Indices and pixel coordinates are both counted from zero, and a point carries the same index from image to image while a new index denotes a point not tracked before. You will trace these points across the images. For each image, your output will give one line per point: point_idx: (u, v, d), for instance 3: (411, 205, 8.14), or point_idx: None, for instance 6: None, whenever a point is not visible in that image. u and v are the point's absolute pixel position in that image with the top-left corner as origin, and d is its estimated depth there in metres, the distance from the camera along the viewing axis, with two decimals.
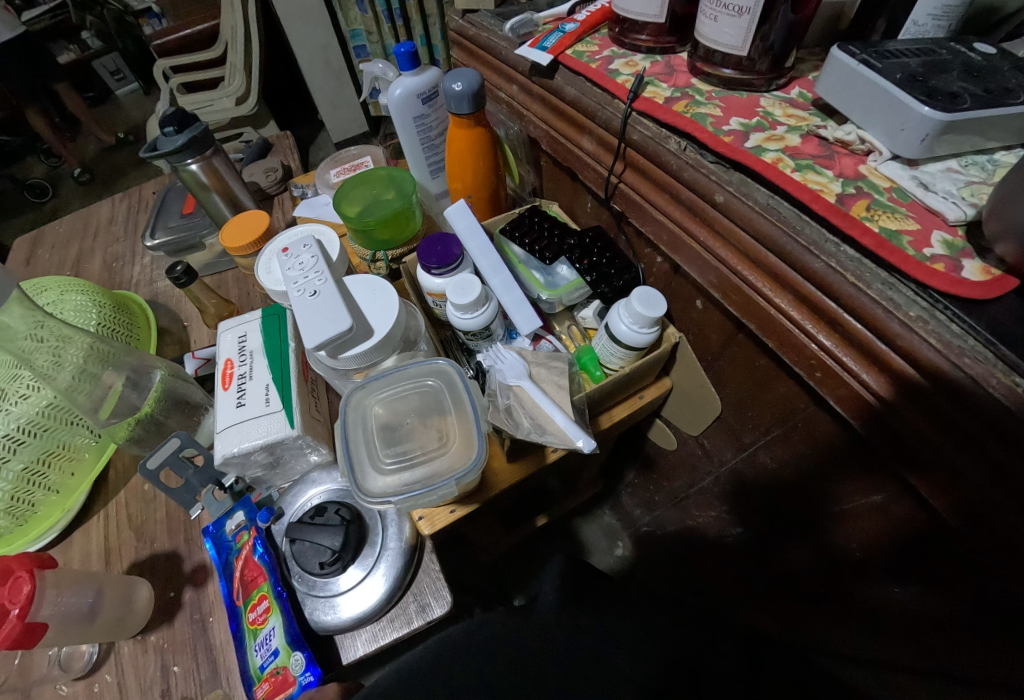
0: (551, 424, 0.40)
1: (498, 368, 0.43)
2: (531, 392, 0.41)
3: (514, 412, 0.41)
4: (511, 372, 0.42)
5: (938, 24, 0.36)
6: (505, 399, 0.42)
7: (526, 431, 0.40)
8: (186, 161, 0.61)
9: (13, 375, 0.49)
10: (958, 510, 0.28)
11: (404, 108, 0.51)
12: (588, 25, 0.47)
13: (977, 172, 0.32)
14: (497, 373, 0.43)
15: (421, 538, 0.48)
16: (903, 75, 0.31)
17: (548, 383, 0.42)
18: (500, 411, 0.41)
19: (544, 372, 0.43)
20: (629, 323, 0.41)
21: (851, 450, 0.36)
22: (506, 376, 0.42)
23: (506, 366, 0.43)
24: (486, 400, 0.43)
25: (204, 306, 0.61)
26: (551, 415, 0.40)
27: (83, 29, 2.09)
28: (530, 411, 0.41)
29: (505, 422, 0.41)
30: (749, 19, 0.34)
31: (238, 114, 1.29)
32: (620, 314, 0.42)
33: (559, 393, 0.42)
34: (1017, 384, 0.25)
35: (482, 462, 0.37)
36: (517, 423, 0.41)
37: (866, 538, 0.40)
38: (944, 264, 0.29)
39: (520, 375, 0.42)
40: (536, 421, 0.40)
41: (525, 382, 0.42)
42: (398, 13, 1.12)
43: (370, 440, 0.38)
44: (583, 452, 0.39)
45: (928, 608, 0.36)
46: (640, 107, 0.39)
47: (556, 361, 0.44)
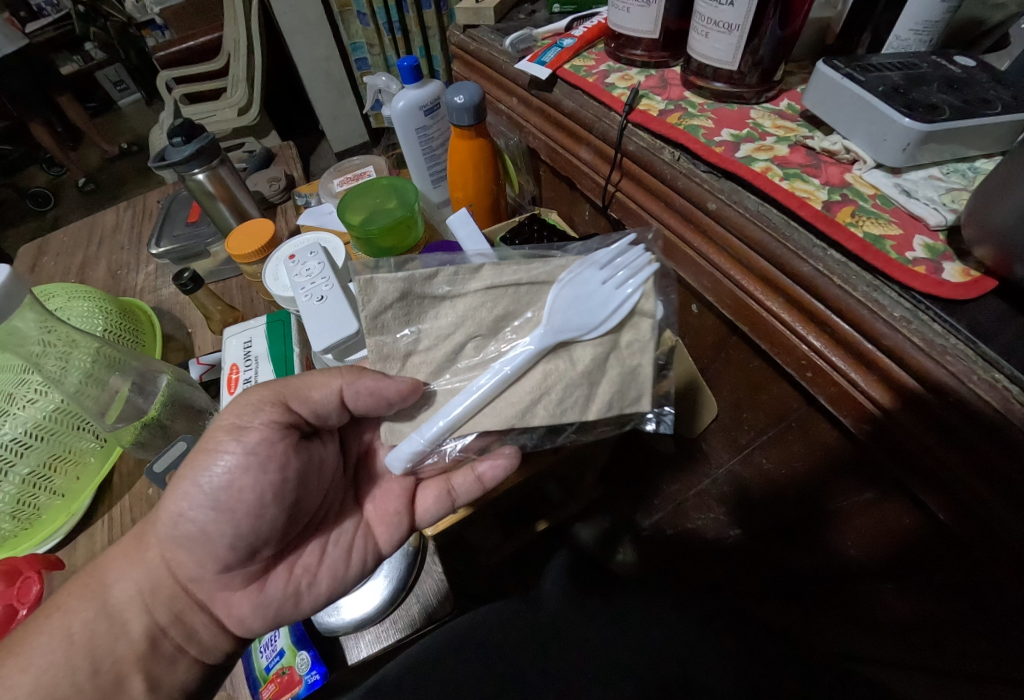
0: (408, 429, 0.37)
1: (574, 274, 0.37)
2: (512, 357, 0.35)
3: (452, 335, 0.37)
4: (565, 300, 0.36)
5: (920, 38, 0.38)
6: (473, 322, 0.37)
7: (405, 345, 0.37)
8: (193, 171, 0.62)
9: (19, 379, 0.49)
10: (952, 509, 0.29)
11: (406, 120, 0.53)
12: (585, 41, 0.49)
13: (958, 180, 0.34)
14: (574, 276, 0.37)
15: (424, 540, 0.52)
16: (885, 87, 0.33)
17: (522, 386, 0.36)
18: (455, 309, 0.37)
19: (626, 351, 0.37)
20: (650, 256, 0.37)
21: (845, 452, 0.37)
22: (550, 298, 0.36)
23: (585, 288, 0.36)
24: (476, 284, 0.37)
25: (210, 312, 0.62)
26: (438, 430, 0.35)
27: (87, 41, 2.12)
28: (440, 365, 0.37)
29: (382, 313, 0.36)
30: (738, 36, 0.36)
31: (240, 124, 1.31)
32: (629, 252, 0.37)
33: (582, 392, 0.36)
34: (997, 380, 0.26)
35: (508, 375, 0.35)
36: (419, 335, 0.37)
37: (862, 537, 0.40)
38: (925, 266, 0.30)
39: (552, 329, 0.36)
40: (431, 374, 0.37)
41: (526, 360, 0.35)
42: (398, 26, 1.14)
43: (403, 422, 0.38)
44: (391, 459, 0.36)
45: (924, 607, 0.37)
46: (635, 119, 0.41)
47: (642, 350, 0.37)
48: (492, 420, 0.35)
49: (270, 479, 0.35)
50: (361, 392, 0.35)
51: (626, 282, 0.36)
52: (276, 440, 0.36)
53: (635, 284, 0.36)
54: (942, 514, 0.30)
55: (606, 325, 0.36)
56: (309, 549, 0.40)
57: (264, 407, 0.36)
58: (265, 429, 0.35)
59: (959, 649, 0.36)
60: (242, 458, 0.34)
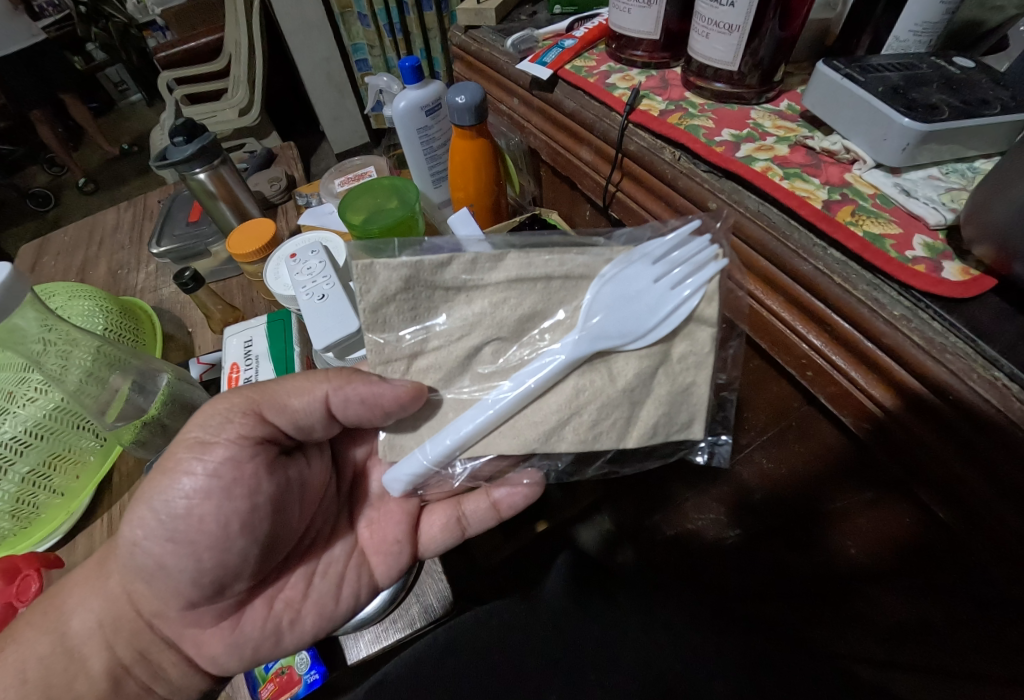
0: (413, 447, 0.35)
1: (619, 271, 0.33)
2: (540, 371, 0.32)
3: (466, 337, 0.34)
4: (607, 300, 0.32)
5: (919, 39, 0.38)
6: (490, 324, 0.34)
7: (410, 346, 0.34)
8: (194, 170, 0.62)
9: (20, 378, 0.49)
10: (954, 510, 0.29)
11: (408, 120, 0.53)
12: (586, 41, 0.49)
13: (957, 180, 0.34)
14: (619, 271, 0.33)
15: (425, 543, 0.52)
16: (885, 88, 0.34)
17: (548, 405, 0.33)
18: (470, 307, 0.34)
19: (677, 366, 0.34)
20: (713, 252, 0.32)
21: (847, 454, 0.37)
22: (588, 296, 0.33)
23: (633, 287, 0.32)
24: (498, 276, 0.33)
25: (210, 311, 0.63)
26: (448, 452, 0.32)
27: (89, 41, 2.13)
28: (451, 372, 0.34)
29: (384, 306, 0.33)
30: (739, 37, 0.37)
31: (241, 125, 1.31)
32: (686, 246, 0.33)
33: (624, 414, 0.34)
34: (997, 378, 0.27)
35: (527, 389, 0.32)
36: (428, 335, 0.34)
37: (862, 537, 0.39)
38: (924, 265, 0.30)
39: (589, 337, 0.32)
40: (440, 380, 0.34)
41: (555, 375, 0.32)
42: (398, 27, 1.15)
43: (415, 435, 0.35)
44: (392, 486, 0.34)
45: (921, 610, 0.36)
46: (636, 119, 0.41)
47: (697, 367, 0.34)
48: (512, 443, 0.33)
49: (236, 506, 0.33)
50: (353, 401, 0.33)
51: (683, 285, 0.32)
52: (243, 459, 0.34)
53: (693, 286, 0.32)
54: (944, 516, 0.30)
55: (656, 332, 0.33)
56: (293, 581, 0.40)
57: (232, 422, 0.34)
58: (232, 446, 0.33)
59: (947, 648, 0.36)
60: (205, 483, 0.33)
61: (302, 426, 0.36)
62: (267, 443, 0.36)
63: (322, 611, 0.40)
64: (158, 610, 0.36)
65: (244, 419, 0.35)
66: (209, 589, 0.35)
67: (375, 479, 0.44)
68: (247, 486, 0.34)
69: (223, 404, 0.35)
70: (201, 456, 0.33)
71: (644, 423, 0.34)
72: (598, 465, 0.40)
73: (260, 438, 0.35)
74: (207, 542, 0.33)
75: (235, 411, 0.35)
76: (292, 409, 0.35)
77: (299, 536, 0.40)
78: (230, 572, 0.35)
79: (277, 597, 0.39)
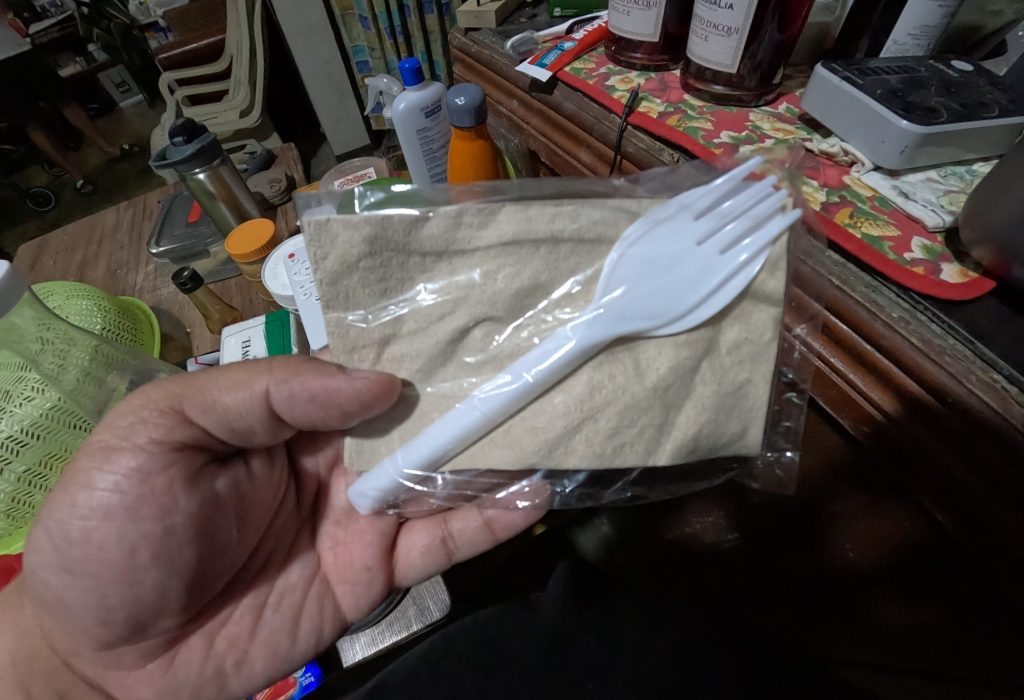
0: (384, 456, 0.32)
1: (646, 230, 0.29)
2: (545, 362, 0.29)
3: (451, 317, 0.31)
4: (628, 269, 0.29)
5: (917, 43, 0.39)
6: (480, 302, 0.31)
7: (382, 330, 0.31)
8: (194, 170, 0.62)
9: (17, 376, 0.47)
10: (956, 516, 0.29)
11: (407, 121, 0.53)
12: (585, 44, 0.50)
13: (956, 182, 0.34)
14: (644, 231, 0.29)
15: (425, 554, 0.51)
16: (883, 90, 0.34)
17: (552, 407, 0.30)
18: (455, 277, 0.31)
19: (728, 358, 0.31)
20: (779, 207, 0.29)
21: (849, 461, 0.37)
22: (606, 264, 0.30)
23: (670, 251, 0.29)
24: (490, 236, 0.30)
25: (209, 311, 0.62)
26: (429, 461, 0.30)
27: (91, 43, 2.14)
28: (432, 362, 0.32)
29: (346, 277, 0.30)
30: (738, 39, 0.37)
31: (242, 126, 1.32)
32: (741, 200, 0.29)
33: (660, 415, 0.31)
34: (995, 380, 0.27)
35: (527, 386, 0.29)
36: (404, 313, 0.31)
37: (862, 538, 0.37)
38: (923, 267, 0.31)
39: (610, 316, 0.29)
40: (418, 373, 0.32)
41: (564, 364, 0.29)
42: (399, 30, 1.15)
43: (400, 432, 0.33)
44: (356, 501, 0.33)
45: (917, 619, 0.35)
46: (635, 121, 0.41)
47: (753, 361, 0.31)
48: (508, 456, 0.31)
49: (144, 529, 0.31)
50: (300, 397, 0.32)
51: (740, 247, 0.29)
52: (154, 472, 0.32)
53: (752, 249, 0.28)
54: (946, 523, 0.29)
55: (710, 303, 0.29)
56: (236, 615, 0.38)
57: (143, 424, 0.32)
58: (139, 451, 0.31)
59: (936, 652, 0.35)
60: (107, 500, 0.31)
61: (239, 430, 0.35)
62: (190, 450, 0.34)
63: (285, 634, 0.39)
64: (72, 650, 0.35)
65: (160, 422, 0.32)
66: (128, 627, 0.33)
67: (337, 492, 0.43)
68: (160, 504, 0.31)
69: (138, 402, 0.33)
70: (106, 468, 0.31)
71: (686, 426, 0.31)
72: (619, 489, 0.37)
73: (178, 443, 0.33)
74: (111, 573, 0.31)
75: (152, 412, 0.32)
76: (222, 407, 0.33)
77: (248, 555, 0.39)
78: (151, 610, 0.33)
79: (218, 634, 0.37)
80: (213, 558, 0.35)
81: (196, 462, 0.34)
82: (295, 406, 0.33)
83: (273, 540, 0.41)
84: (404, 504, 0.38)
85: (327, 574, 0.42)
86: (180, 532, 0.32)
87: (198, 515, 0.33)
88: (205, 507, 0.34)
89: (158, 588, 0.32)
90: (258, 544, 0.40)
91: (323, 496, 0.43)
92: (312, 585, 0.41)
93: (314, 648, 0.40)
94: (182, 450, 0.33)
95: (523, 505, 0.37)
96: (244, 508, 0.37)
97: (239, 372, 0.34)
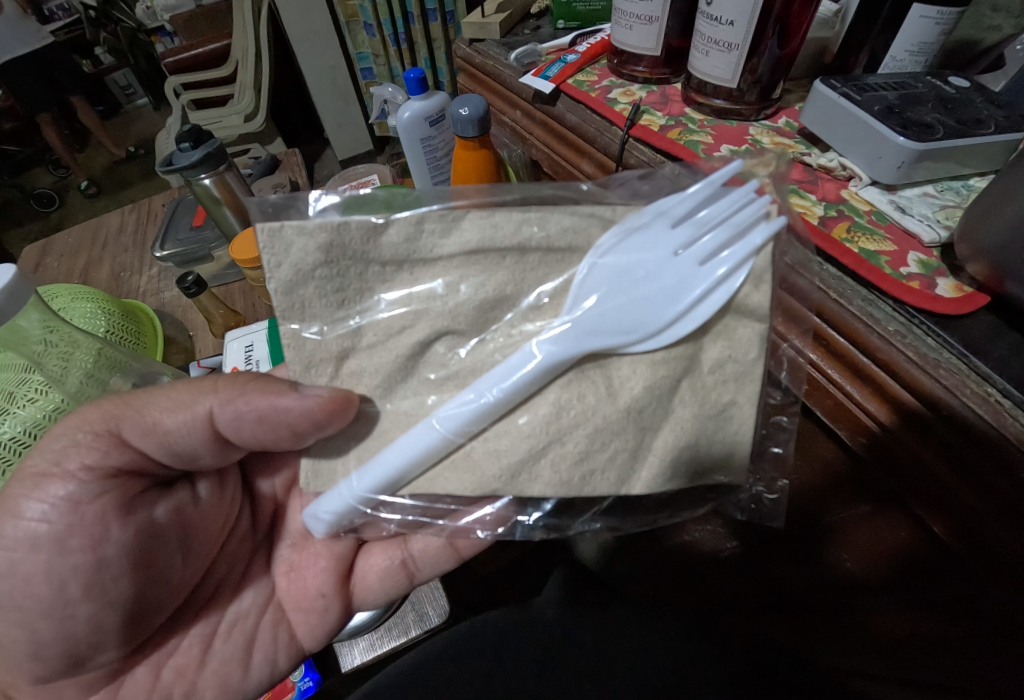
0: (340, 479, 0.33)
1: (620, 239, 0.29)
2: (510, 380, 0.29)
3: (411, 330, 0.31)
4: (597, 286, 0.29)
5: (915, 59, 0.40)
6: (441, 315, 0.30)
7: (340, 343, 0.31)
8: (200, 176, 0.63)
9: (21, 378, 0.48)
10: (958, 534, 0.29)
11: (412, 129, 0.54)
12: (588, 57, 0.51)
13: (952, 197, 0.35)
14: (619, 240, 0.29)
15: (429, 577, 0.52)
16: (881, 107, 0.35)
17: (516, 430, 0.31)
18: (415, 288, 0.30)
19: (710, 378, 0.31)
20: (758, 216, 0.28)
21: (851, 474, 0.36)
22: (580, 271, 0.30)
23: (644, 261, 0.29)
24: (452, 245, 0.30)
25: (212, 316, 0.63)
26: (383, 486, 0.30)
27: (98, 45, 2.16)
28: (392, 378, 0.32)
29: (302, 286, 0.29)
30: (739, 54, 0.38)
31: (247, 130, 1.33)
32: (717, 209, 0.28)
33: (633, 439, 0.31)
34: (989, 394, 0.27)
35: (489, 408, 0.29)
36: (363, 325, 0.31)
37: (860, 548, 0.36)
38: (919, 281, 0.31)
39: (579, 330, 0.29)
40: (379, 390, 0.32)
41: (530, 384, 0.29)
42: (403, 37, 1.16)
43: (362, 449, 0.32)
44: (312, 529, 0.33)
45: (907, 627, 0.35)
46: (637, 134, 0.42)
47: (737, 382, 0.31)
48: (468, 482, 0.31)
49: (72, 562, 0.32)
50: (246, 417, 0.33)
51: (718, 260, 0.28)
52: (84, 501, 0.32)
53: (729, 262, 0.28)
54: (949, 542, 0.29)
55: (687, 316, 0.29)
56: (185, 647, 0.39)
57: (76, 448, 0.32)
58: (78, 479, 0.32)
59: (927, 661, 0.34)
60: (32, 531, 0.31)
61: (181, 452, 0.35)
62: (127, 477, 0.34)
63: (236, 664, 0.40)
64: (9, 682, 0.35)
65: (94, 445, 0.32)
66: (65, 661, 0.33)
67: (293, 514, 0.44)
68: (92, 534, 0.32)
69: (74, 424, 0.33)
70: (34, 496, 0.32)
71: (662, 450, 0.32)
72: (589, 519, 0.37)
73: (113, 469, 0.33)
74: (41, 608, 0.32)
75: (87, 434, 0.33)
76: (162, 430, 0.33)
77: (195, 586, 0.39)
78: (88, 645, 0.33)
79: (164, 665, 0.38)
80: (154, 588, 0.35)
81: (133, 489, 0.34)
82: (241, 426, 0.33)
83: (225, 566, 0.41)
84: (360, 528, 0.39)
85: (281, 600, 0.42)
86: (115, 563, 0.33)
87: (133, 546, 0.34)
88: (143, 536, 0.34)
89: (91, 623, 0.33)
90: (209, 569, 0.40)
91: (280, 517, 0.44)
92: (266, 612, 0.42)
93: (268, 679, 0.41)
94: (119, 477, 0.34)
95: (483, 535, 0.38)
96: (188, 536, 0.37)
97: (179, 392, 0.34)
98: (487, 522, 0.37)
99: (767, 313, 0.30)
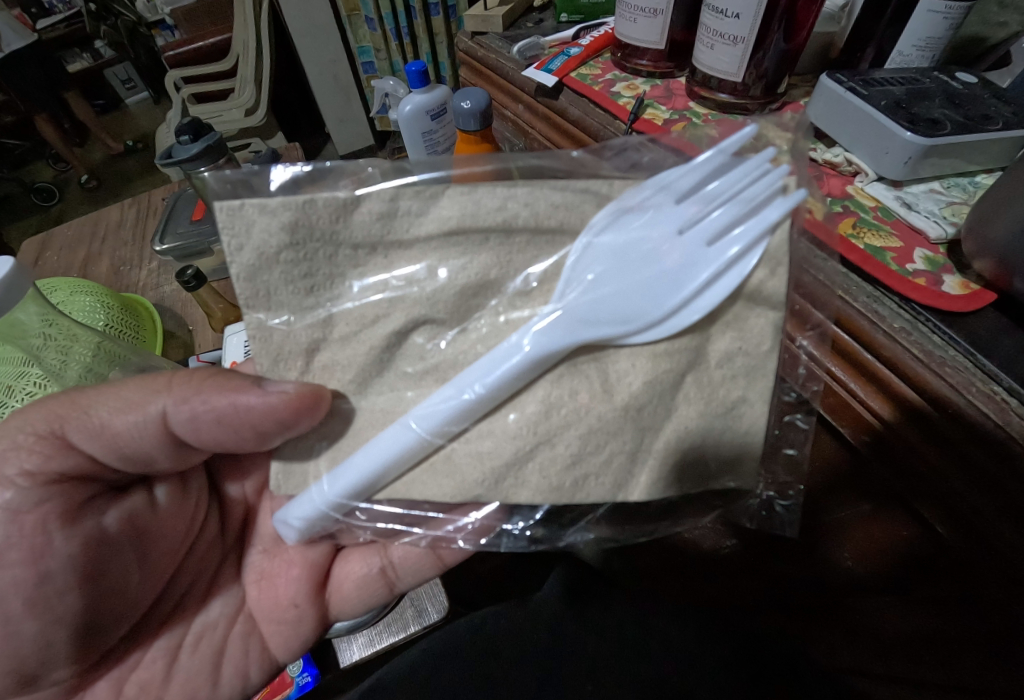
0: (312, 482, 0.32)
1: (614, 219, 0.29)
2: (492, 375, 0.29)
3: (386, 320, 0.30)
4: (590, 271, 0.29)
5: (922, 54, 0.39)
6: (418, 302, 0.30)
7: (310, 337, 0.31)
8: (199, 168, 0.62)
9: (19, 371, 0.48)
10: (958, 529, 0.29)
11: (413, 123, 0.54)
12: (592, 50, 0.50)
13: (959, 193, 0.35)
14: (614, 220, 0.29)
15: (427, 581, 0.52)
16: (888, 101, 0.34)
17: (506, 428, 0.30)
18: (391, 272, 0.30)
19: (717, 372, 0.31)
20: (774, 192, 0.28)
21: (853, 473, 0.36)
22: (570, 257, 0.29)
23: (644, 240, 0.28)
24: (430, 226, 0.29)
25: (211, 311, 0.63)
26: (355, 491, 0.30)
27: (98, 39, 2.15)
28: (366, 373, 0.31)
29: (266, 271, 0.29)
30: (744, 47, 0.37)
31: (247, 125, 1.32)
32: (729, 182, 0.28)
33: (632, 441, 0.31)
34: (996, 393, 0.27)
35: (471, 406, 0.29)
36: (334, 314, 0.30)
37: (862, 545, 0.36)
38: (925, 278, 0.31)
39: (570, 320, 0.29)
40: (355, 385, 0.31)
41: (515, 378, 0.29)
42: (405, 32, 1.16)
43: (337, 450, 0.32)
44: (283, 533, 0.33)
45: (914, 627, 0.34)
46: (641, 128, 0.42)
47: (748, 377, 0.31)
48: (448, 487, 0.31)
49: (13, 574, 0.32)
50: (204, 416, 0.32)
51: (731, 238, 0.28)
52: (22, 509, 0.32)
53: (743, 241, 0.28)
54: (951, 538, 0.29)
55: (695, 303, 0.29)
56: (148, 662, 0.39)
57: (18, 452, 0.32)
58: (23, 490, 0.32)
59: (920, 658, 0.35)
60: None
61: (135, 456, 0.34)
62: (73, 483, 0.34)
63: (204, 678, 0.40)
64: None
65: (36, 448, 0.32)
66: (16, 678, 0.33)
67: (263, 518, 0.43)
68: (31, 546, 0.32)
69: (17, 424, 0.33)
70: None
71: (661, 452, 0.32)
72: (581, 528, 0.37)
73: (56, 475, 0.33)
74: None
75: (29, 437, 0.32)
76: (114, 432, 0.33)
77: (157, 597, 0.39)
78: (39, 661, 0.34)
79: (127, 680, 0.38)
80: (106, 602, 0.35)
81: (79, 497, 0.34)
82: (200, 427, 0.33)
83: (190, 575, 0.41)
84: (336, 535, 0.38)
85: (251, 611, 0.42)
86: (59, 576, 0.33)
87: (80, 559, 0.33)
88: (91, 547, 0.34)
89: (39, 639, 0.33)
90: (172, 580, 0.40)
91: (251, 522, 0.44)
92: (236, 622, 0.42)
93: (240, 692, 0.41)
94: (62, 484, 0.33)
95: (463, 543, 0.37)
96: (144, 545, 0.37)
97: (131, 391, 0.33)
98: (471, 532, 0.37)
99: (782, 303, 0.30)
